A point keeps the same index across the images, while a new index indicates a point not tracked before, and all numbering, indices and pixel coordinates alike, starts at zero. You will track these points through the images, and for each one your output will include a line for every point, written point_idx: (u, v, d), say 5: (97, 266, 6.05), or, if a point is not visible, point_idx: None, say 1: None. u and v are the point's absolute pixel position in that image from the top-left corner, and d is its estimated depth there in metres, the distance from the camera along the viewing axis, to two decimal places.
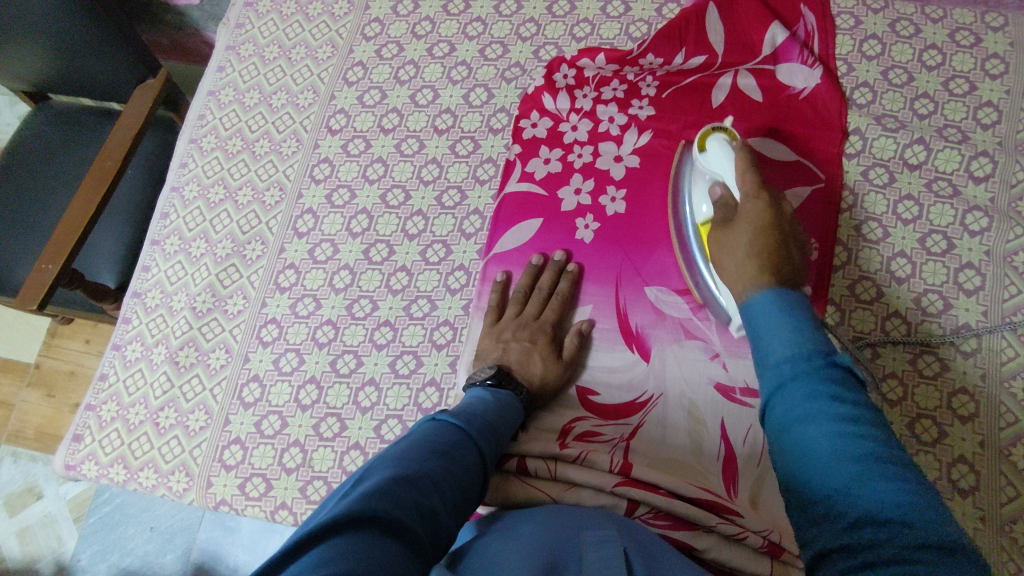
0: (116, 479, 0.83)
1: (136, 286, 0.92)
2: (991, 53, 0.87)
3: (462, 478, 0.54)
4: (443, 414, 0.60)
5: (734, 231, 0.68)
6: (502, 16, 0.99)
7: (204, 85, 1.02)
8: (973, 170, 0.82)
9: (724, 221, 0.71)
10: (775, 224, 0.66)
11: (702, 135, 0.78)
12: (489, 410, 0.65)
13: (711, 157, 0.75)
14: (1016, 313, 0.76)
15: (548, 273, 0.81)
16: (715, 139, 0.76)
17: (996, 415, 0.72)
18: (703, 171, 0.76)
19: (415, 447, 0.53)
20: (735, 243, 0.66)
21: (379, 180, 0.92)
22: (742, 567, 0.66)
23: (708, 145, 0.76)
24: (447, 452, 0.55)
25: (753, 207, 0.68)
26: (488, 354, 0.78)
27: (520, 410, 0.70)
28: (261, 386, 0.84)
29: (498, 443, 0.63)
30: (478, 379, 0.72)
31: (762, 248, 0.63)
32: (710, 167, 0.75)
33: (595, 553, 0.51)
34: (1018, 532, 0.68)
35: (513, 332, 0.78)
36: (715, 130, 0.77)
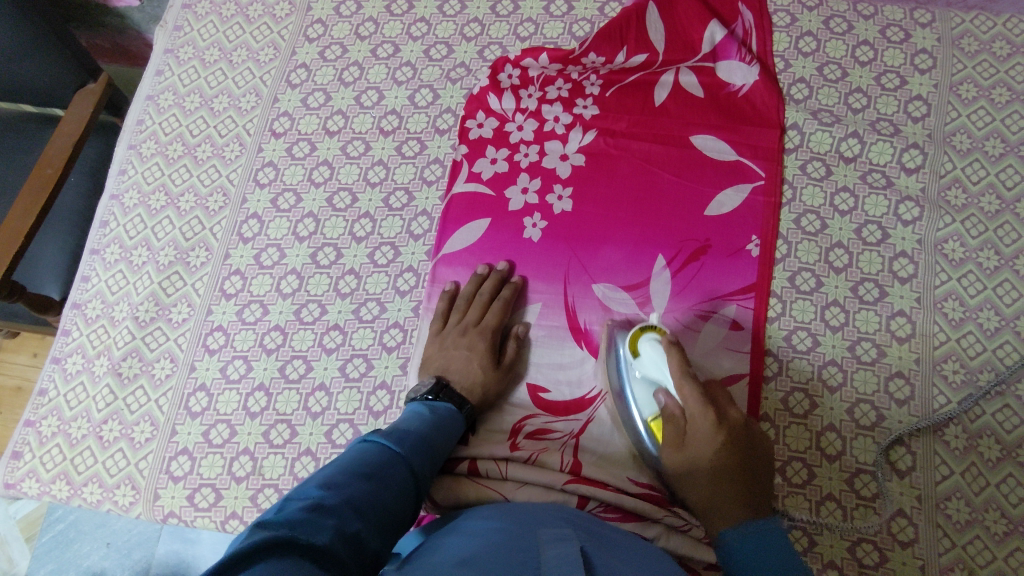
0: (58, 496, 0.81)
1: (75, 298, 0.89)
2: (920, 48, 0.90)
3: (391, 498, 0.54)
4: (374, 434, 0.61)
5: (687, 452, 0.67)
6: (445, 16, 0.99)
7: (142, 89, 1.00)
8: (905, 161, 0.85)
9: (677, 438, 0.68)
10: (733, 449, 0.66)
11: (634, 335, 0.73)
12: (424, 424, 0.66)
13: (648, 361, 0.71)
14: (947, 299, 0.79)
15: (490, 281, 0.81)
16: (648, 340, 0.71)
17: (931, 397, 0.75)
18: (635, 376, 0.72)
19: (342, 471, 0.53)
20: (697, 466, 0.66)
21: (325, 183, 0.91)
22: (690, 555, 0.68)
23: (642, 349, 0.71)
24: (375, 473, 0.55)
25: (706, 441, 0.66)
26: (432, 362, 0.78)
27: (461, 422, 0.71)
28: (209, 395, 0.82)
29: (435, 458, 0.64)
30: (417, 393, 0.72)
31: (730, 480, 0.65)
32: (641, 370, 0.71)
33: (553, 550, 0.51)
34: (952, 508, 0.71)
35: (455, 339, 0.79)
36: (645, 329, 0.73)
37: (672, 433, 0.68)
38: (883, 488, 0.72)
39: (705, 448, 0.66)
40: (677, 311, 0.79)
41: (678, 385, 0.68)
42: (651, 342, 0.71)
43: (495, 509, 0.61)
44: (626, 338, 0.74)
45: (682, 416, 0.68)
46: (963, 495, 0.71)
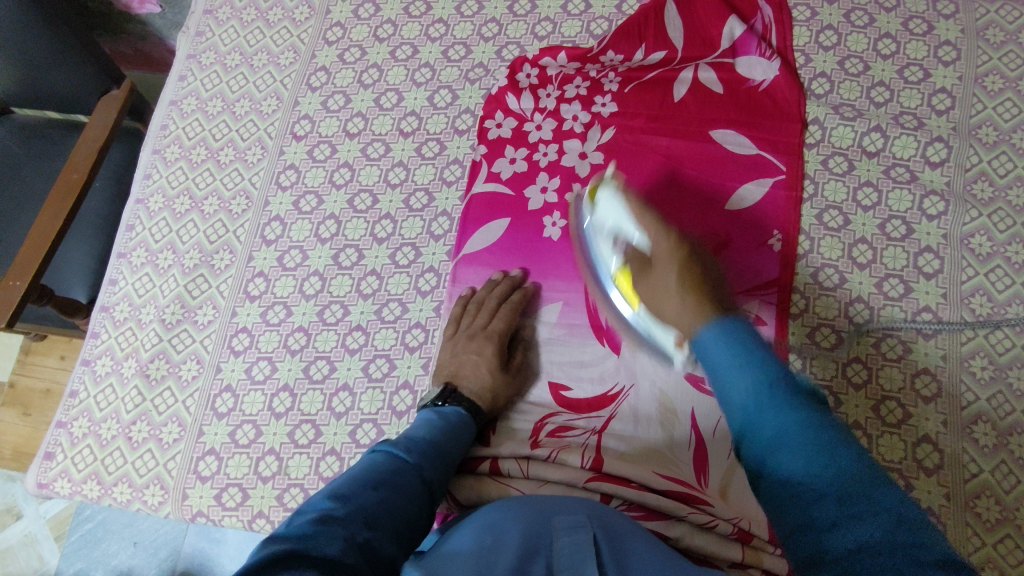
0: (90, 496, 0.82)
1: (103, 301, 0.91)
2: (943, 40, 0.89)
3: (403, 503, 0.55)
4: (384, 445, 0.62)
5: (654, 276, 0.70)
6: (463, 17, 0.99)
7: (165, 95, 1.01)
8: (929, 155, 0.84)
9: (645, 270, 0.71)
10: (692, 260, 0.69)
11: (593, 190, 0.79)
12: (434, 433, 0.67)
13: (605, 208, 0.77)
14: (974, 295, 0.78)
15: (502, 287, 0.81)
16: (604, 189, 0.77)
17: (958, 394, 0.74)
18: (592, 229, 0.78)
19: (352, 482, 0.54)
20: (663, 290, 0.68)
21: (346, 185, 0.92)
22: (715, 552, 0.68)
23: (599, 199, 0.77)
24: (385, 480, 0.56)
25: (660, 239, 0.71)
26: (444, 367, 0.78)
27: (472, 427, 0.72)
28: (234, 396, 0.84)
29: (446, 463, 0.65)
30: (427, 400, 0.73)
31: (692, 289, 0.65)
32: (598, 219, 0.77)
33: (565, 543, 0.52)
34: (981, 507, 0.70)
35: (467, 344, 0.78)
36: (603, 183, 0.79)
37: (637, 266, 0.72)
38: (910, 486, 0.72)
39: (666, 271, 0.69)
40: None
41: (634, 218, 0.74)
42: (608, 192, 0.77)
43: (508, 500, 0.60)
44: (587, 195, 0.80)
45: (647, 257, 0.72)
46: (992, 494, 0.70)
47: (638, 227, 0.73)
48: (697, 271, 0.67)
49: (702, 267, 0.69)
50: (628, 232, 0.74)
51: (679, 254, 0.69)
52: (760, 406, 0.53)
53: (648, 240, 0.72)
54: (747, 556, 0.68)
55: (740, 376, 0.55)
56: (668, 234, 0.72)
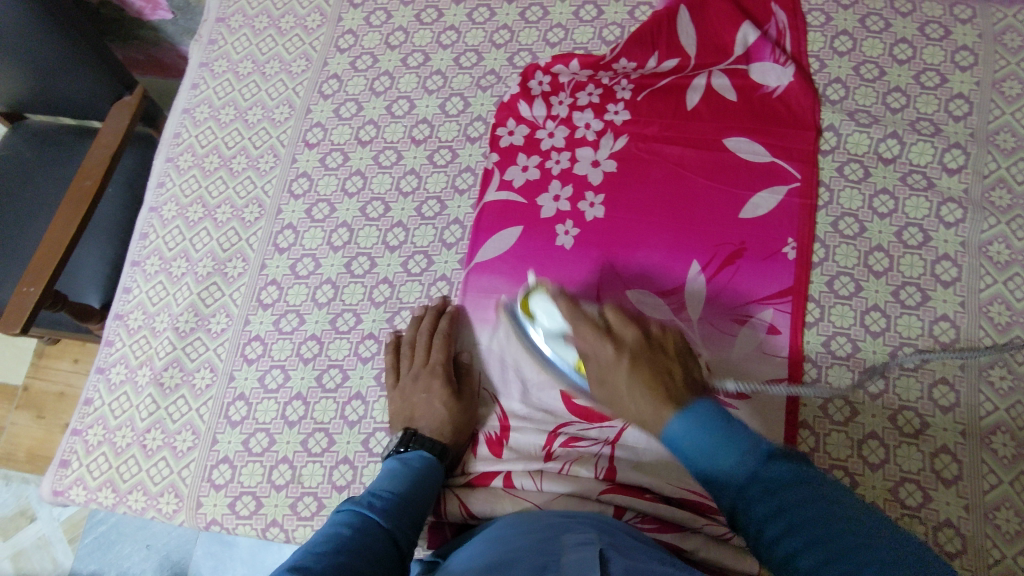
0: (105, 503, 0.83)
1: (118, 308, 0.92)
2: (960, 45, 0.88)
3: (369, 564, 0.55)
4: (345, 507, 0.62)
5: (609, 385, 0.67)
6: (475, 24, 0.99)
7: (179, 103, 1.02)
8: (946, 162, 0.83)
9: (598, 377, 0.68)
10: (639, 352, 0.66)
11: (527, 301, 0.76)
12: (401, 483, 0.67)
13: (544, 319, 0.74)
14: (993, 303, 0.77)
15: (428, 319, 0.82)
16: (538, 297, 0.75)
17: (977, 403, 0.73)
18: (542, 338, 0.75)
19: (312, 550, 0.54)
20: (622, 395, 0.65)
21: (358, 193, 0.92)
22: (731, 565, 0.68)
23: (535, 312, 0.75)
24: (347, 545, 0.56)
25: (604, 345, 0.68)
26: (397, 416, 0.78)
27: (439, 467, 0.73)
28: (248, 404, 0.84)
29: (413, 515, 0.65)
30: (388, 452, 0.74)
31: (645, 376, 0.63)
32: (543, 327, 0.74)
33: (574, 554, 0.52)
34: (1001, 519, 0.69)
35: (411, 385, 0.79)
36: (534, 290, 0.76)
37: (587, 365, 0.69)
38: (928, 496, 0.71)
39: (614, 365, 0.66)
40: (712, 317, 0.79)
41: (571, 319, 0.70)
42: (541, 298, 0.74)
43: (522, 519, 0.62)
44: (524, 308, 0.77)
45: (591, 360, 0.69)
46: (1013, 505, 0.69)
47: (577, 329, 0.70)
48: (649, 367, 0.64)
49: (651, 351, 0.66)
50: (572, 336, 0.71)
51: (627, 352, 0.67)
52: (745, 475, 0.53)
53: (586, 344, 0.69)
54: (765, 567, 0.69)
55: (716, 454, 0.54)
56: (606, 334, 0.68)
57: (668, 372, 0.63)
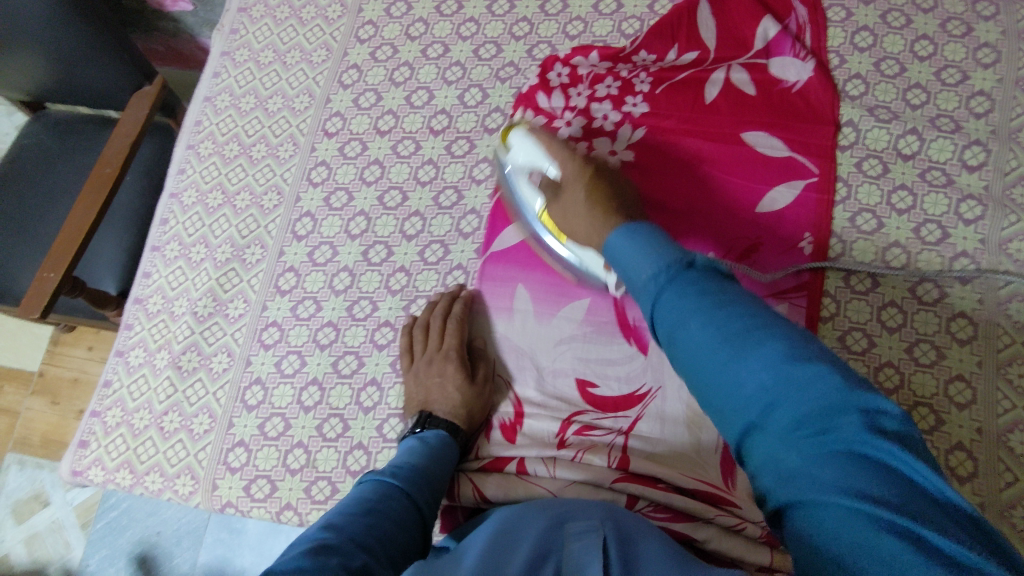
0: (122, 484, 0.84)
1: (137, 293, 0.93)
2: (982, 42, 0.88)
3: (394, 530, 0.56)
4: (369, 477, 0.63)
5: (567, 197, 0.77)
6: (495, 16, 0.99)
7: (200, 91, 1.03)
8: (966, 158, 0.83)
9: (558, 189, 0.78)
10: (599, 180, 0.76)
11: (505, 134, 0.84)
12: (419, 458, 0.68)
13: (519, 150, 0.81)
14: (1011, 301, 0.77)
15: (443, 303, 0.83)
16: (516, 132, 0.82)
17: (993, 401, 0.73)
18: (513, 171, 0.83)
19: (340, 514, 0.55)
20: (577, 208, 0.75)
21: (376, 182, 0.92)
22: (740, 556, 0.68)
23: (512, 142, 0.82)
24: (374, 510, 0.57)
25: (572, 171, 0.77)
26: (413, 399, 0.78)
27: (455, 447, 0.74)
28: (264, 389, 0.85)
29: (432, 488, 0.66)
30: (405, 434, 0.74)
31: (601, 206, 0.73)
32: (514, 160, 0.82)
33: (576, 544, 0.53)
34: (1016, 516, 0.69)
35: (425, 368, 0.79)
36: (514, 125, 0.84)
37: (553, 199, 0.78)
38: None
39: (575, 182, 0.77)
40: None
41: (548, 153, 0.79)
42: (519, 133, 0.82)
43: (528, 505, 0.61)
44: (501, 141, 0.85)
45: (559, 183, 0.78)
46: None
47: (553, 160, 0.79)
48: (606, 195, 0.74)
49: (606, 169, 0.78)
50: (542, 167, 0.80)
51: (588, 172, 0.77)
52: (666, 293, 0.55)
53: (561, 169, 0.78)
54: (776, 560, 0.68)
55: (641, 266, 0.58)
56: (577, 163, 0.78)
57: (620, 203, 0.74)
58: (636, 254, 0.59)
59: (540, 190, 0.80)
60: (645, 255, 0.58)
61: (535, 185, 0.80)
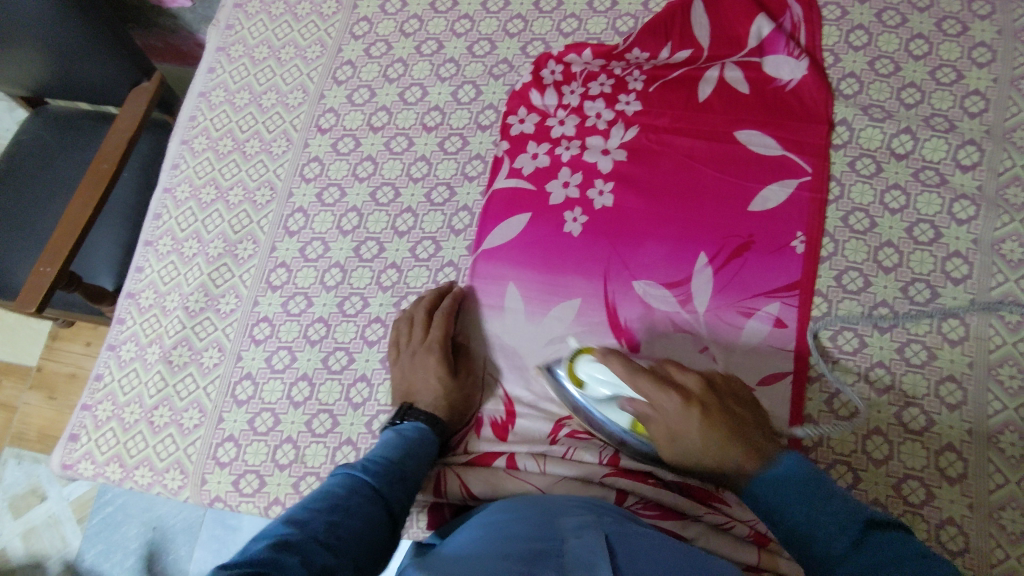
0: (112, 478, 0.84)
1: (129, 287, 0.93)
2: (978, 41, 0.87)
3: (359, 529, 0.56)
4: (340, 472, 0.62)
5: (679, 445, 0.66)
6: (489, 13, 0.99)
7: (195, 86, 1.03)
8: (960, 158, 0.82)
9: (665, 435, 0.66)
10: (711, 410, 0.65)
11: (570, 364, 0.73)
12: (396, 449, 0.67)
13: (593, 383, 0.71)
14: (1003, 302, 0.76)
15: (430, 297, 0.82)
16: (588, 364, 0.72)
17: (985, 402, 0.73)
18: (589, 401, 0.73)
19: (304, 512, 0.55)
20: (692, 451, 0.65)
21: (369, 178, 0.92)
22: (730, 554, 0.68)
23: (583, 375, 0.72)
24: (339, 509, 0.56)
25: (673, 409, 0.66)
26: (397, 390, 0.78)
27: (435, 441, 0.73)
28: (254, 384, 0.85)
29: (406, 481, 0.65)
30: (385, 424, 0.74)
31: (726, 434, 0.64)
32: (593, 393, 0.72)
33: (576, 538, 0.52)
34: (1006, 519, 0.68)
35: (409, 360, 0.79)
36: (579, 354, 0.73)
37: (652, 430, 0.68)
38: (931, 494, 0.70)
39: (684, 420, 0.65)
40: (720, 307, 0.78)
41: (633, 385, 0.68)
42: (588, 362, 0.72)
43: (519, 500, 0.61)
44: (565, 369, 0.74)
45: (657, 421, 0.67)
46: (1018, 506, 0.69)
47: (643, 397, 0.68)
48: (730, 426, 0.64)
49: (717, 400, 0.67)
50: (630, 395, 0.69)
51: (695, 401, 0.66)
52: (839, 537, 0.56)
53: (657, 403, 0.66)
54: (763, 559, 0.68)
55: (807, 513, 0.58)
56: (675, 395, 0.66)
57: (745, 429, 0.65)
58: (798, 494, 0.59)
59: (626, 409, 0.70)
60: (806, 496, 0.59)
61: (619, 405, 0.71)
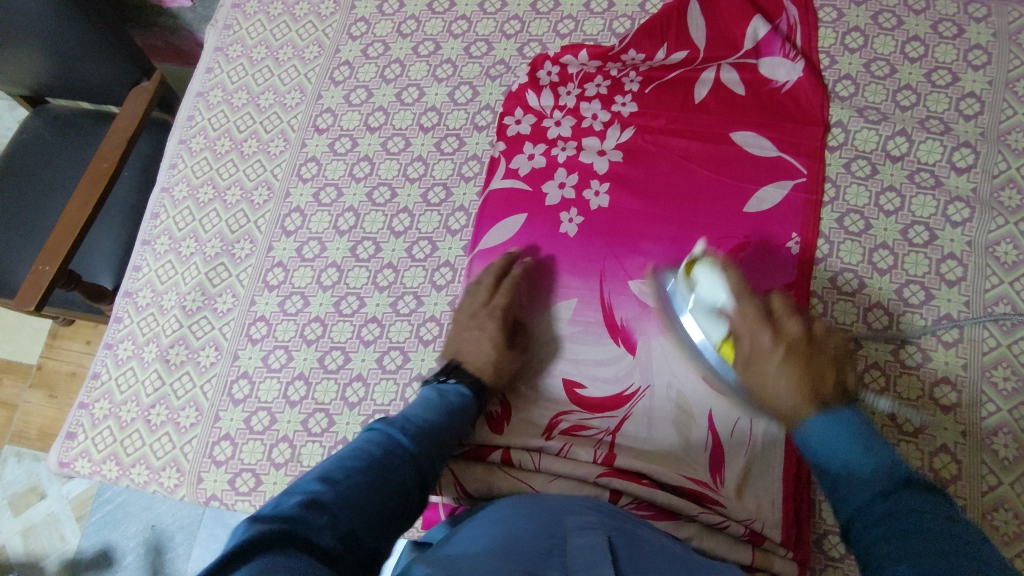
0: (109, 476, 0.84)
1: (127, 286, 0.93)
2: (973, 44, 0.87)
3: (388, 490, 0.56)
4: (377, 426, 0.63)
5: (755, 372, 0.68)
6: (486, 14, 1.00)
7: (193, 86, 1.03)
8: (955, 160, 0.82)
9: (745, 357, 0.69)
10: (800, 355, 0.67)
11: (689, 263, 0.74)
12: (431, 413, 0.67)
13: (703, 288, 0.72)
14: (997, 304, 0.76)
15: (497, 262, 0.82)
16: (707, 272, 0.72)
17: (979, 404, 0.73)
18: (692, 305, 0.73)
19: (339, 465, 0.56)
20: (767, 383, 0.68)
21: (365, 178, 0.93)
22: (723, 554, 0.69)
23: (697, 277, 0.72)
24: (372, 466, 0.57)
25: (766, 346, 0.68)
26: (448, 347, 0.79)
27: (473, 407, 0.73)
28: (251, 383, 0.85)
29: (441, 446, 0.65)
30: (431, 377, 0.75)
31: (801, 385, 0.65)
32: (700, 297, 0.72)
33: (580, 539, 0.51)
34: (999, 520, 0.68)
35: (467, 321, 0.79)
36: (700, 257, 0.73)
37: (737, 350, 0.70)
38: None
39: (769, 352, 0.68)
40: None
41: (738, 307, 0.69)
42: (706, 270, 0.72)
43: (520, 499, 0.60)
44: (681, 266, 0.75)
45: (745, 348, 0.69)
46: (1011, 507, 0.69)
47: (743, 318, 0.69)
48: (810, 375, 0.66)
49: (811, 353, 0.67)
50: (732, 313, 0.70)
51: (788, 343, 0.67)
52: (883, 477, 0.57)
53: (753, 333, 0.69)
54: (757, 558, 0.69)
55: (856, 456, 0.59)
56: (770, 333, 0.68)
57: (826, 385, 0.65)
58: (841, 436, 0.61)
59: (720, 323, 0.71)
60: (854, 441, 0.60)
61: (714, 317, 0.71)
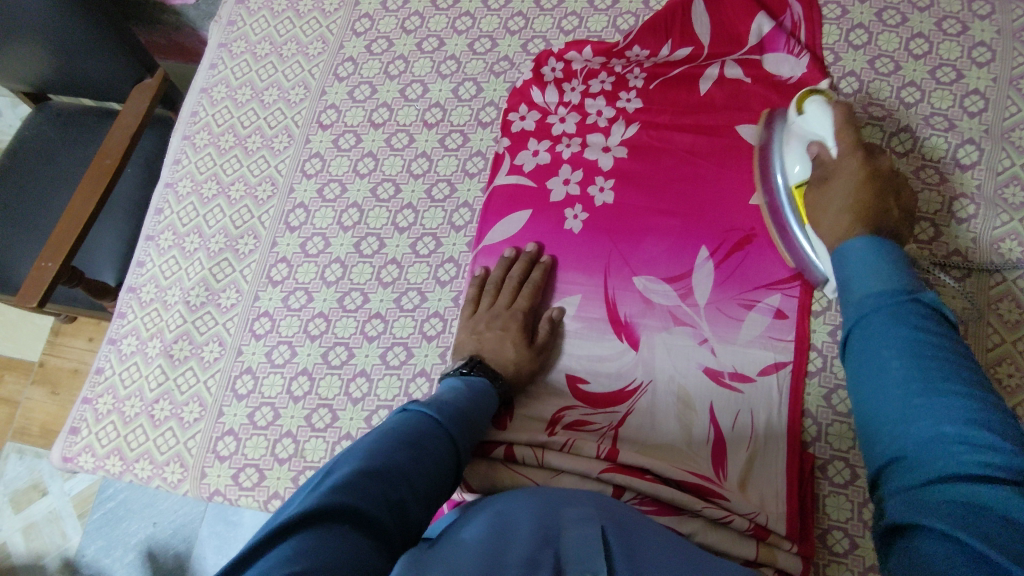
0: (112, 471, 0.84)
1: (131, 282, 0.93)
2: (978, 41, 0.87)
3: (433, 467, 0.55)
4: (413, 405, 0.61)
5: (827, 187, 0.71)
6: (490, 10, 1.00)
7: (197, 82, 1.03)
8: (959, 157, 0.83)
9: (822, 179, 0.72)
10: (874, 183, 0.69)
11: (802, 96, 0.78)
12: (462, 398, 0.66)
13: (812, 118, 0.75)
14: (1002, 300, 0.76)
15: (519, 263, 0.82)
16: (819, 102, 0.76)
17: None
18: (798, 129, 0.77)
19: (386, 439, 0.54)
20: (833, 197, 0.70)
21: (369, 174, 0.93)
22: (726, 549, 0.68)
23: (808, 106, 0.76)
24: (417, 442, 0.55)
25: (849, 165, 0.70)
26: (464, 346, 0.78)
27: (496, 398, 0.72)
28: (254, 378, 0.85)
29: (472, 430, 0.64)
30: (452, 370, 0.73)
31: (865, 207, 0.67)
32: (805, 127, 0.76)
33: (575, 531, 0.51)
34: None
35: (487, 322, 0.79)
36: (814, 93, 0.77)
37: (816, 175, 0.73)
38: None
39: (850, 174, 0.70)
40: (720, 301, 0.79)
41: (837, 132, 0.73)
42: (818, 103, 0.76)
43: (527, 490, 0.60)
44: (794, 102, 0.79)
45: (828, 165, 0.72)
46: None
47: (834, 143, 0.72)
48: (874, 202, 0.67)
49: (886, 187, 0.69)
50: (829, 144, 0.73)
51: (870, 167, 0.70)
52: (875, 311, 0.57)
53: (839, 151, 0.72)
54: (761, 552, 0.68)
55: (867, 281, 0.59)
56: (858, 154, 0.71)
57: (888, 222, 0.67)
58: (872, 266, 0.60)
59: (806, 160, 0.75)
60: (881, 271, 0.59)
61: (805, 154, 0.75)
